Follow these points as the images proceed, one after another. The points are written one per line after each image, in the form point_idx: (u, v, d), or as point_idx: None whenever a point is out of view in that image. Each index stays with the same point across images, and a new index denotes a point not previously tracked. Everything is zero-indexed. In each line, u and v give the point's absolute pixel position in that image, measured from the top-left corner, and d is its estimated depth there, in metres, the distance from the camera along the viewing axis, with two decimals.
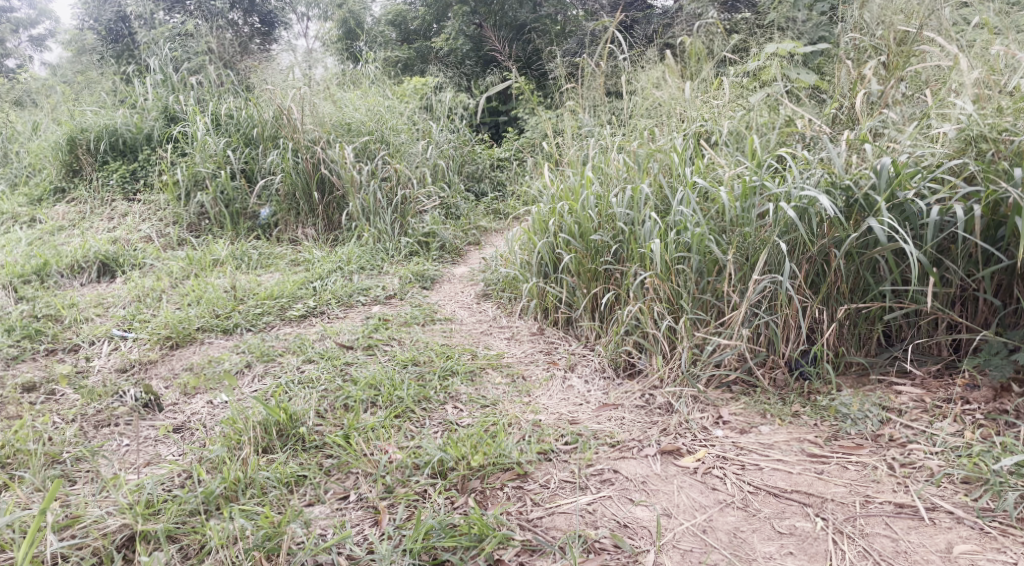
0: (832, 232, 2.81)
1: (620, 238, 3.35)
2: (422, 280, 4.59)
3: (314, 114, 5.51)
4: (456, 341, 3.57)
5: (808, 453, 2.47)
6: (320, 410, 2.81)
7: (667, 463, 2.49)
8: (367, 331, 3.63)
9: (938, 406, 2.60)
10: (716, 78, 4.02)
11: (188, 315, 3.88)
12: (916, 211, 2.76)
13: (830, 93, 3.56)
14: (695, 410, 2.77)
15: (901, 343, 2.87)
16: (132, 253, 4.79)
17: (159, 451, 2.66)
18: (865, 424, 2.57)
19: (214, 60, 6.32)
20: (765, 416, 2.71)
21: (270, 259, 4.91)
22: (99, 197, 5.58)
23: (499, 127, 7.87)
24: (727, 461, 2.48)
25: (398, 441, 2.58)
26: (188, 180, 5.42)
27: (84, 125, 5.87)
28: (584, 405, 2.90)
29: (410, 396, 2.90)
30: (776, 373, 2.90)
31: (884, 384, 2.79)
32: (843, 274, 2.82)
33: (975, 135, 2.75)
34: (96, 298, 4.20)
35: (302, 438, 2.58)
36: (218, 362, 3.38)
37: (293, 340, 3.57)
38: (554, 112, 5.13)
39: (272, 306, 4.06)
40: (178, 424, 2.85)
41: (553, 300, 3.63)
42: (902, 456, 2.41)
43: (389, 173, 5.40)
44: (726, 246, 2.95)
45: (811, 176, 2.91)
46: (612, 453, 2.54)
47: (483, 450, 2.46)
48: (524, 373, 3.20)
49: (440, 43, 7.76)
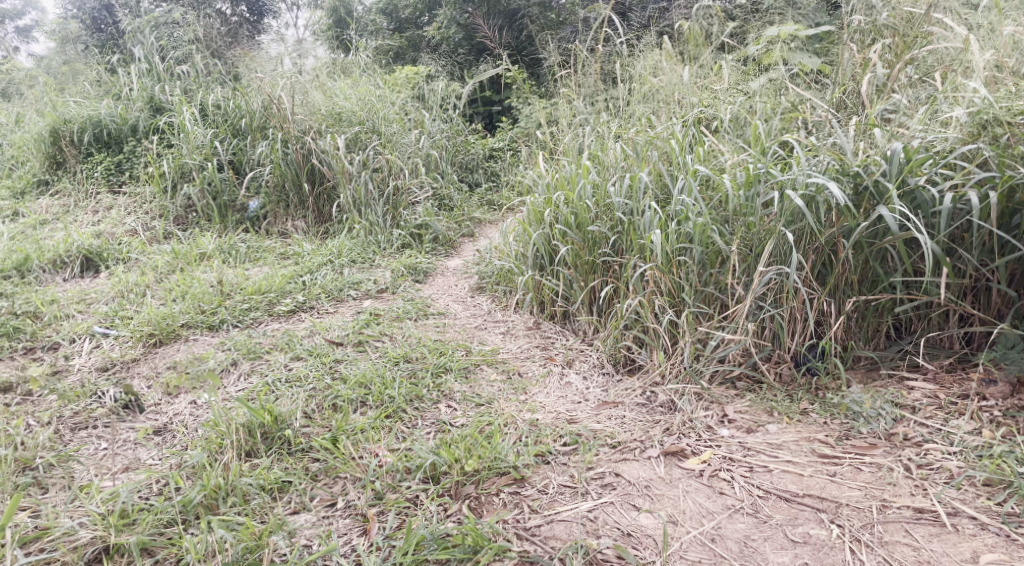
0: (840, 221, 2.69)
1: (617, 229, 3.23)
2: (414, 273, 4.47)
3: (305, 103, 5.43)
4: (449, 336, 3.46)
5: (819, 454, 2.36)
6: (307, 411, 2.70)
7: (671, 466, 2.37)
8: (357, 327, 3.50)
9: (954, 402, 2.49)
10: (716, 63, 3.89)
11: (172, 311, 3.76)
12: (928, 198, 2.65)
13: (834, 78, 3.46)
14: (699, 408, 2.66)
15: (911, 336, 2.76)
16: (117, 248, 4.65)
17: (138, 455, 2.54)
18: (878, 422, 2.46)
19: (201, 49, 6.15)
20: (772, 413, 2.60)
21: (259, 252, 4.78)
22: (83, 190, 5.43)
23: (493, 117, 7.70)
24: (734, 463, 2.37)
25: (388, 443, 2.47)
26: (174, 172, 5.28)
27: (67, 116, 5.71)
28: (583, 403, 2.79)
29: (401, 395, 2.79)
30: (782, 368, 2.79)
31: (895, 379, 2.68)
32: (852, 264, 2.70)
33: (989, 118, 2.63)
34: (78, 294, 4.07)
35: (287, 441, 2.46)
36: (202, 360, 3.25)
37: (281, 336, 3.45)
38: (549, 101, 5.02)
39: (260, 301, 3.95)
40: (159, 426, 2.74)
41: (550, 293, 3.51)
42: (919, 456, 2.31)
43: (381, 163, 5.24)
44: (729, 237, 2.83)
45: (818, 163, 2.79)
46: (614, 455, 2.43)
47: (478, 453, 2.34)
48: (520, 369, 3.09)
49: (432, 32, 7.63)
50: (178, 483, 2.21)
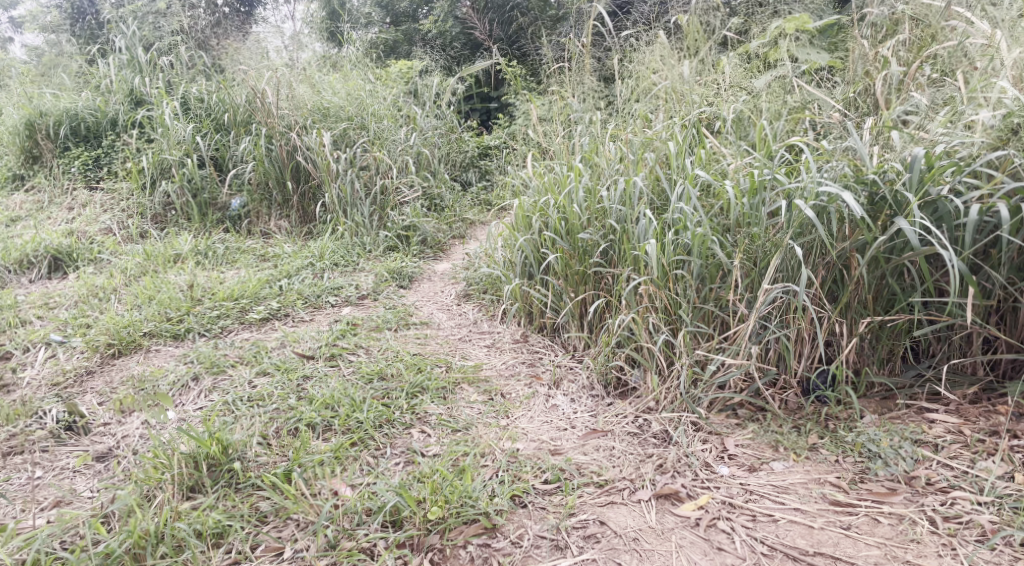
0: (854, 234, 2.43)
1: (611, 237, 2.98)
2: (398, 278, 4.21)
3: (291, 97, 5.14)
4: (430, 349, 3.20)
5: (831, 501, 2.12)
6: (264, 437, 2.44)
7: (664, 513, 2.13)
8: (330, 338, 3.24)
9: (981, 440, 2.25)
10: (717, 59, 3.63)
11: (136, 319, 3.51)
12: (952, 210, 2.40)
13: (845, 77, 3.20)
14: (696, 441, 2.41)
15: (931, 361, 2.51)
16: (88, 247, 4.40)
17: (74, 487, 2.33)
18: (898, 464, 2.20)
19: (187, 40, 5.85)
20: (777, 449, 2.35)
21: (237, 253, 4.53)
22: (59, 185, 5.16)
23: (490, 114, 7.40)
24: (735, 510, 2.12)
25: (350, 477, 2.24)
26: (153, 168, 5.00)
27: (42, 108, 5.40)
28: (569, 431, 2.54)
29: (370, 420, 2.54)
30: (787, 395, 2.54)
31: (913, 410, 2.44)
32: (866, 282, 2.45)
33: (1020, 123, 2.39)
34: (40, 298, 3.82)
35: (236, 475, 2.22)
36: (161, 375, 3.00)
37: (249, 348, 3.20)
38: (543, 98, 4.76)
39: (231, 308, 3.69)
40: (102, 452, 2.51)
41: (539, 304, 3.26)
42: (945, 507, 2.06)
43: (368, 161, 4.98)
44: (731, 249, 2.58)
45: (831, 169, 2.54)
46: (599, 498, 2.18)
47: (444, 496, 2.09)
48: (503, 389, 2.83)
49: (428, 25, 7.28)
50: (98, 530, 2.00)
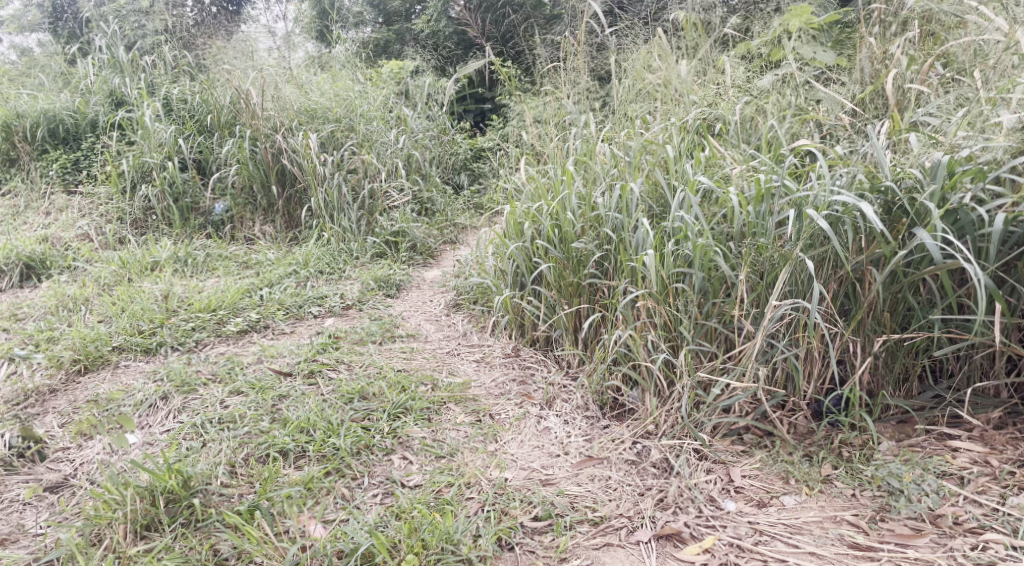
0: (870, 247, 2.25)
1: (606, 247, 2.80)
2: (385, 287, 4.00)
3: (276, 98, 4.94)
4: (416, 364, 3.01)
5: (850, 544, 1.95)
6: (231, 466, 2.25)
7: (665, 556, 1.97)
8: (310, 353, 3.04)
9: (1009, 473, 2.09)
10: (718, 57, 3.43)
11: (106, 332, 3.30)
12: (974, 219, 2.22)
13: (853, 76, 3.01)
14: (700, 471, 2.24)
15: (951, 382, 2.33)
16: (61, 254, 4.20)
17: (23, 522, 2.15)
18: (921, 501, 2.03)
19: (170, 39, 5.63)
20: (787, 481, 2.18)
21: (219, 261, 4.33)
22: (36, 189, 4.93)
23: (484, 114, 7.18)
24: (743, 554, 1.96)
25: (324, 514, 2.07)
26: (133, 171, 4.79)
27: (19, 109, 5.17)
28: (562, 458, 2.36)
29: (347, 446, 2.34)
30: (796, 418, 2.36)
31: (934, 437, 2.26)
32: (883, 298, 2.27)
33: None
34: (9, 309, 3.61)
35: (196, 512, 2.06)
36: (129, 393, 2.80)
37: (223, 364, 2.99)
38: (536, 99, 4.56)
39: (207, 320, 3.48)
40: (57, 481, 2.32)
41: (531, 317, 3.07)
42: (976, 551, 1.89)
43: (356, 165, 4.81)
44: (736, 261, 2.40)
45: (843, 176, 2.36)
46: (593, 539, 2.02)
47: (422, 540, 1.92)
48: (492, 410, 2.63)
49: (420, 25, 7.01)
50: None
